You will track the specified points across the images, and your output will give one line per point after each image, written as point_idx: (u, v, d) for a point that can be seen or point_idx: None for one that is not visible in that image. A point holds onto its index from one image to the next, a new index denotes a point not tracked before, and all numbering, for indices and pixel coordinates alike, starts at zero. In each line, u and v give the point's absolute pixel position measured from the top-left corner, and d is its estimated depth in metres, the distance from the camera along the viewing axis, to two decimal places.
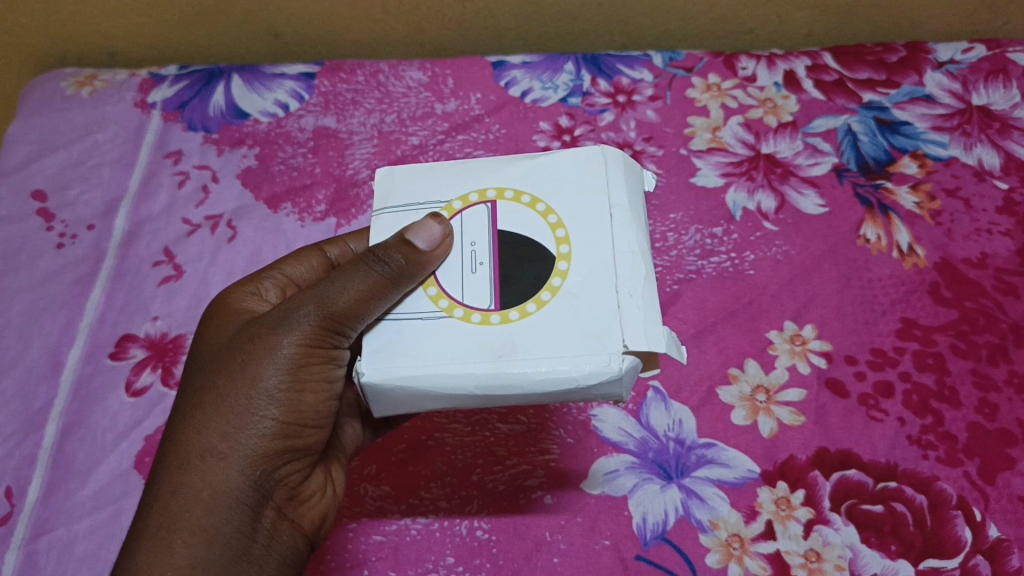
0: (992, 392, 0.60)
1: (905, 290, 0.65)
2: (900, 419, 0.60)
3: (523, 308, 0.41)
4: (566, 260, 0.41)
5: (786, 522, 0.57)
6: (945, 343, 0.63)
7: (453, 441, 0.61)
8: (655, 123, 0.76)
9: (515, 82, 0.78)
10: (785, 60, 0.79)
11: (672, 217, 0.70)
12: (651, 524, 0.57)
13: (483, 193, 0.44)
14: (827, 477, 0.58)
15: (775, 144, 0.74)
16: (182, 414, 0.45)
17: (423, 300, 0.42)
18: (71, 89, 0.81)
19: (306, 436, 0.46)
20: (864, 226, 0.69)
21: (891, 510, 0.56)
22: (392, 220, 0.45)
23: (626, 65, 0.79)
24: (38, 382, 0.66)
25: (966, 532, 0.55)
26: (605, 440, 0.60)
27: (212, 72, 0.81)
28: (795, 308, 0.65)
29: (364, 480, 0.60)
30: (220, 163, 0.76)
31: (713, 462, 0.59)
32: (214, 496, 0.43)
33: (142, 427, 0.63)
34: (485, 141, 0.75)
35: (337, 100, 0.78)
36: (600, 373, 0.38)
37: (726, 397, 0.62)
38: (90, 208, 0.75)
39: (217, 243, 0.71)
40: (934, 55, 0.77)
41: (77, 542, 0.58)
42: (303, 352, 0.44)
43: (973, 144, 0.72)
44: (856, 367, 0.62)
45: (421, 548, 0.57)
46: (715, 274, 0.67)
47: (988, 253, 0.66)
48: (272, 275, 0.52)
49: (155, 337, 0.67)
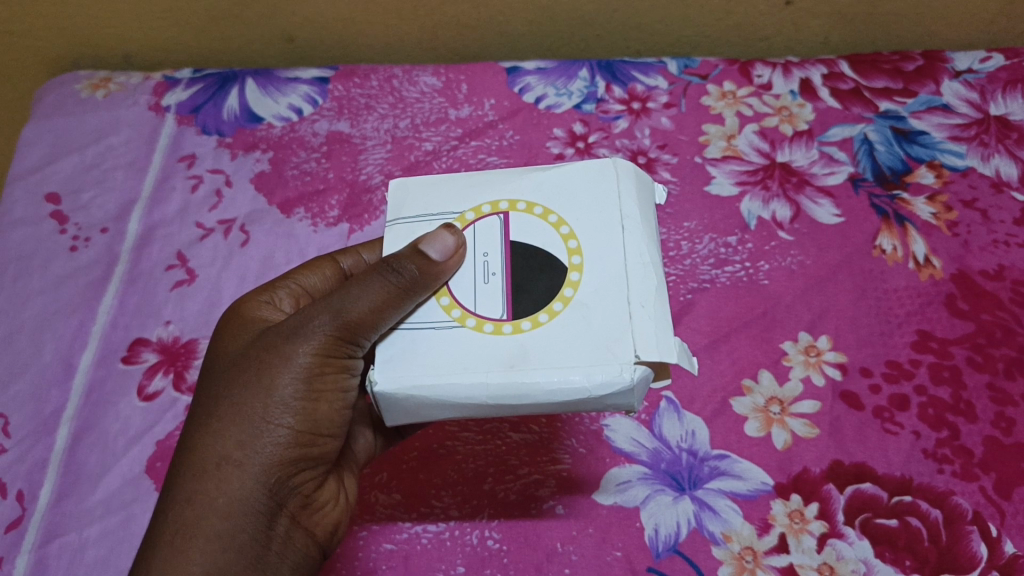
0: (1008, 407, 0.60)
1: (921, 302, 0.65)
2: (915, 432, 0.59)
3: (535, 318, 0.40)
4: (577, 271, 0.41)
5: (800, 535, 0.56)
6: (961, 356, 0.62)
7: (466, 450, 0.61)
8: (669, 131, 0.75)
9: (528, 88, 0.78)
10: (801, 68, 0.78)
11: (686, 226, 0.70)
12: (663, 535, 0.57)
13: (495, 204, 0.44)
14: (841, 491, 0.57)
15: (790, 153, 0.73)
16: (198, 422, 0.45)
17: (435, 310, 0.42)
18: (85, 92, 0.81)
19: (321, 444, 0.46)
20: (880, 237, 0.68)
21: (906, 525, 0.56)
22: (404, 231, 0.45)
23: (640, 72, 0.78)
24: (50, 386, 0.66)
25: (982, 548, 0.55)
26: (617, 450, 0.60)
27: (226, 77, 0.81)
28: (809, 319, 0.65)
29: (376, 488, 0.60)
30: (234, 167, 0.76)
31: (726, 474, 0.59)
32: (229, 504, 0.43)
33: (154, 431, 0.63)
34: (498, 148, 0.75)
35: (350, 105, 0.78)
36: (611, 383, 0.37)
37: (739, 409, 0.61)
38: (104, 210, 0.75)
39: (229, 248, 0.71)
40: (952, 64, 0.77)
41: (87, 548, 0.58)
42: (318, 361, 0.44)
43: (990, 155, 0.71)
44: (871, 380, 0.62)
45: (432, 557, 0.57)
46: (729, 283, 0.67)
47: (1005, 265, 0.66)
48: (286, 284, 0.52)
49: (168, 342, 0.67)
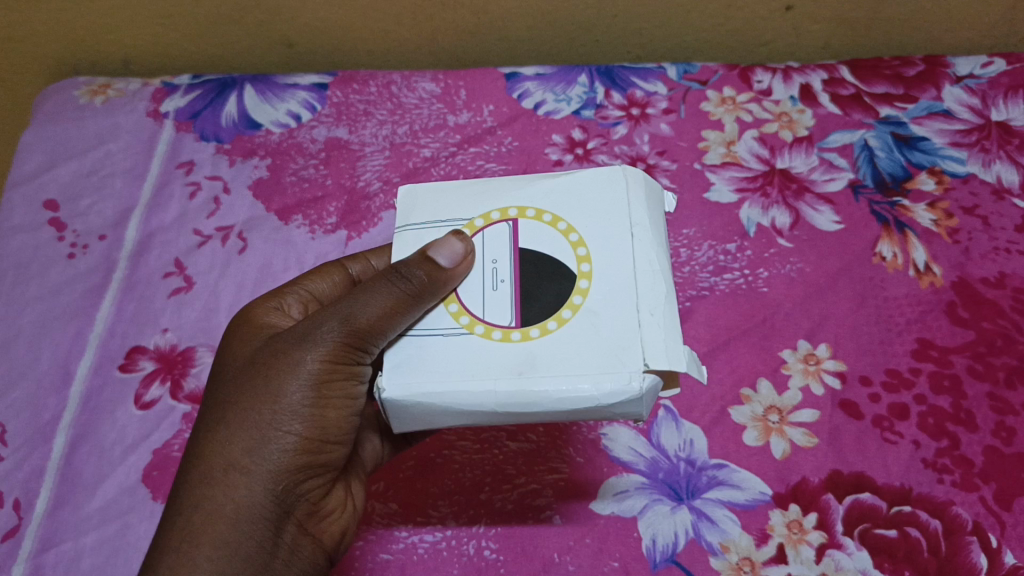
0: (1009, 416, 0.59)
1: (922, 310, 0.64)
2: (915, 442, 0.59)
3: (544, 326, 0.40)
4: (587, 278, 0.41)
5: (798, 546, 0.56)
6: (961, 364, 0.62)
7: (463, 459, 0.61)
8: (668, 137, 0.75)
9: (527, 94, 0.78)
10: (802, 73, 0.78)
11: (685, 233, 0.70)
12: (660, 545, 0.56)
13: (505, 211, 0.44)
14: (840, 501, 0.57)
15: (790, 159, 0.73)
16: (206, 428, 0.45)
17: (444, 317, 0.42)
18: (84, 98, 0.82)
19: (328, 451, 0.46)
20: (880, 244, 0.68)
21: (905, 535, 0.56)
22: (414, 237, 0.45)
23: (640, 78, 0.78)
24: (46, 394, 0.66)
25: (982, 559, 0.54)
26: (615, 459, 0.60)
27: (224, 83, 0.81)
28: (808, 327, 0.64)
29: (374, 498, 0.60)
30: (232, 174, 0.76)
31: (724, 484, 0.58)
32: (237, 511, 0.43)
33: (150, 440, 0.63)
34: (497, 154, 0.75)
35: (349, 111, 0.78)
36: (621, 391, 0.37)
37: (738, 417, 0.61)
38: (102, 217, 0.75)
39: (228, 255, 0.71)
40: (953, 70, 0.76)
41: (83, 557, 0.58)
42: (326, 368, 0.44)
43: (992, 161, 0.71)
44: (870, 389, 0.61)
45: (430, 566, 0.57)
46: (728, 291, 0.67)
47: (1006, 273, 0.65)
48: (295, 291, 0.52)
49: (166, 349, 0.67)
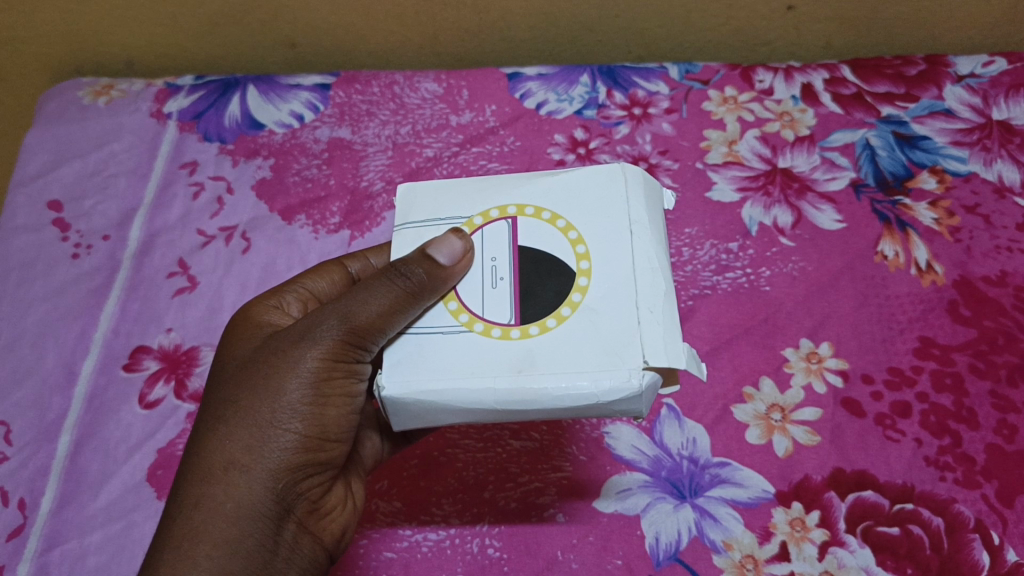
0: (1011, 414, 0.59)
1: (923, 308, 0.65)
2: (917, 440, 0.59)
3: (543, 323, 0.40)
4: (586, 276, 0.41)
5: (801, 543, 0.56)
6: (963, 362, 0.62)
7: (466, 458, 0.61)
8: (670, 136, 0.75)
9: (530, 94, 0.78)
10: (803, 72, 0.78)
11: (687, 232, 0.70)
12: (663, 544, 0.57)
13: (504, 209, 0.44)
14: (843, 499, 0.57)
15: (791, 158, 0.73)
16: (206, 427, 0.45)
17: (444, 315, 0.42)
18: (87, 98, 0.82)
19: (328, 449, 0.46)
20: (882, 243, 0.68)
21: (907, 533, 0.56)
22: (414, 235, 0.45)
23: (642, 77, 0.78)
24: (51, 394, 0.66)
25: (984, 556, 0.55)
26: (618, 458, 0.60)
27: (227, 83, 0.81)
28: (811, 325, 0.65)
29: (376, 496, 0.60)
30: (235, 174, 0.76)
31: (727, 482, 0.58)
32: (237, 509, 0.43)
33: (155, 439, 0.63)
34: (499, 154, 0.75)
35: (352, 111, 0.78)
36: (620, 388, 0.37)
37: (740, 416, 0.61)
38: (106, 218, 0.75)
39: (230, 255, 0.71)
40: (954, 69, 0.76)
41: (88, 556, 0.59)
42: (325, 366, 0.44)
43: (993, 160, 0.71)
44: (872, 387, 0.62)
45: (434, 565, 0.57)
46: (730, 290, 0.67)
47: (1007, 271, 0.65)
48: (294, 289, 0.52)
49: (169, 349, 0.67)
